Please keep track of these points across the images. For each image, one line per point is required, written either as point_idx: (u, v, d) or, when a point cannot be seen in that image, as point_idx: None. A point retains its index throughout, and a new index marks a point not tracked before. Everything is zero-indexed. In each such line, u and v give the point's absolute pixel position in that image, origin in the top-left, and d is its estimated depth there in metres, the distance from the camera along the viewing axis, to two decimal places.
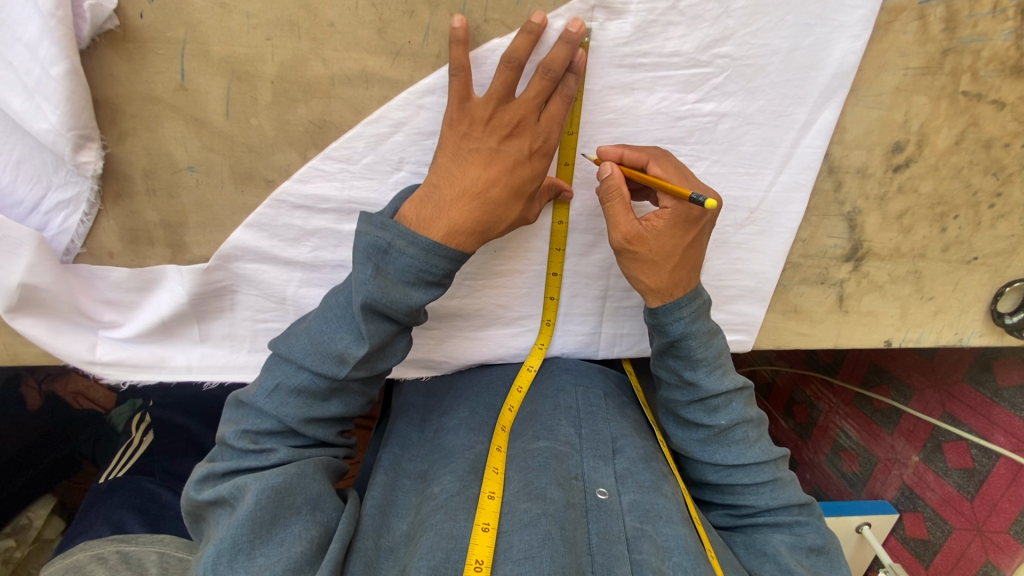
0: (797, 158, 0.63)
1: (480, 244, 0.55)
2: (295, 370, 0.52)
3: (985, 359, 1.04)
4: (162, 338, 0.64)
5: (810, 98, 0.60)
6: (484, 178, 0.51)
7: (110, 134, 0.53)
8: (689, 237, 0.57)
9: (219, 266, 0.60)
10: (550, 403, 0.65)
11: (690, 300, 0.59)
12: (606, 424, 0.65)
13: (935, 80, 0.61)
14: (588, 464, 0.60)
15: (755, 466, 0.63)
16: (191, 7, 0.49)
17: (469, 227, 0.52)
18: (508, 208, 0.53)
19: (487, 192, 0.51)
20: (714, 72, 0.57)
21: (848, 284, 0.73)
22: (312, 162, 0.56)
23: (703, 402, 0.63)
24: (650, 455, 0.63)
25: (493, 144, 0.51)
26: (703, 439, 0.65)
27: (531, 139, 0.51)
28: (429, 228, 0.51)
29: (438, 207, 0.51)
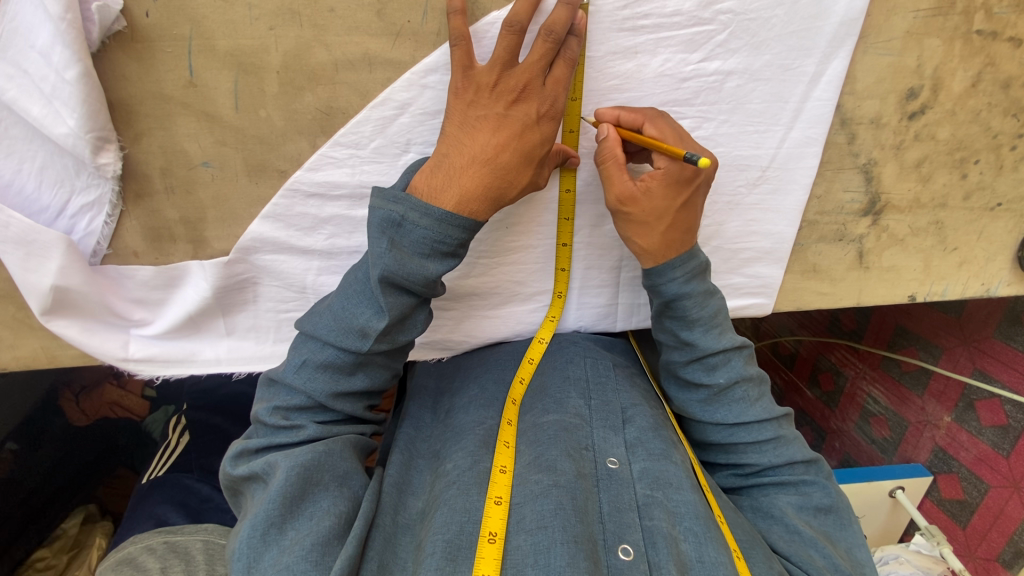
0: (807, 111, 0.62)
1: (494, 211, 0.55)
2: (321, 346, 0.54)
3: (1014, 313, 1.02)
4: (190, 332, 0.65)
5: (817, 49, 0.59)
6: (494, 144, 0.51)
7: (127, 135, 0.54)
8: (681, 197, 0.57)
9: (240, 258, 0.61)
10: (560, 376, 0.66)
11: (685, 260, 0.59)
12: (616, 393, 0.65)
13: (947, 21, 0.59)
14: (597, 435, 0.60)
15: (757, 425, 0.63)
16: (194, 3, 0.50)
17: (482, 193, 0.52)
18: (519, 173, 0.53)
19: (497, 158, 0.51)
20: (717, 29, 0.57)
21: (867, 239, 0.72)
22: (323, 149, 0.57)
23: (701, 361, 0.63)
24: (660, 424, 0.63)
25: (500, 109, 0.51)
26: (704, 400, 0.64)
27: (537, 103, 0.51)
28: (442, 196, 0.51)
29: (452, 174, 0.52)
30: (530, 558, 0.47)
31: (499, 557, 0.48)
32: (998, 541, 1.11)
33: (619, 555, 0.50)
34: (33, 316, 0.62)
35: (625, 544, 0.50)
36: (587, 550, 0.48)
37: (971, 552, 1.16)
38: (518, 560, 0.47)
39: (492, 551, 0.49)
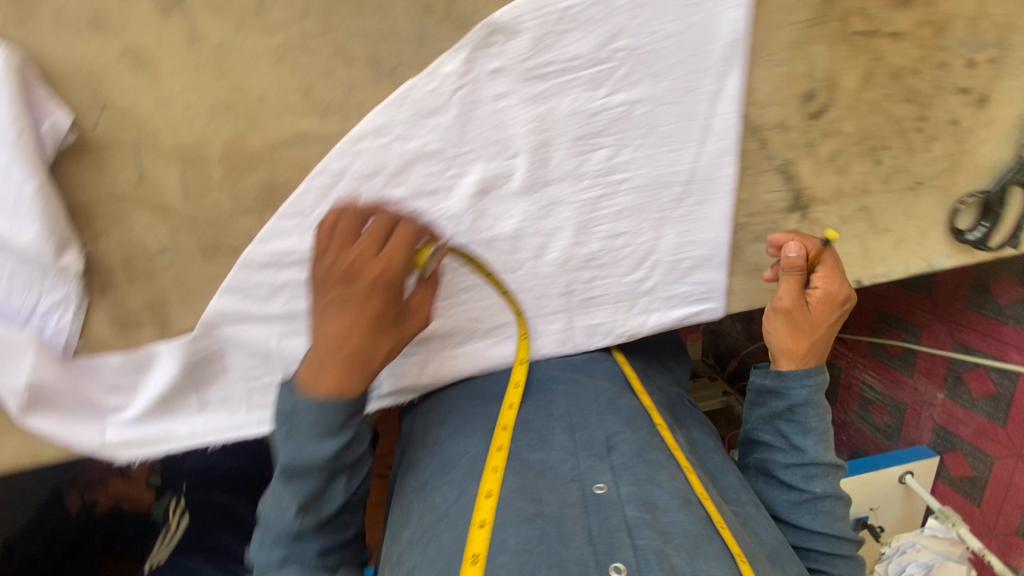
0: (715, 126, 0.67)
1: (369, 379, 0.60)
2: (270, 522, 0.60)
3: (981, 282, 1.02)
4: (165, 412, 0.68)
5: (712, 70, 0.64)
6: (341, 333, 0.57)
7: (87, 234, 0.59)
8: (834, 314, 0.71)
9: (205, 333, 0.64)
10: (543, 413, 0.69)
11: (817, 371, 0.72)
12: (598, 423, 0.68)
13: (827, 29, 0.65)
14: (585, 465, 0.63)
15: (835, 539, 0.72)
16: (137, 110, 0.55)
17: (343, 374, 0.58)
18: (373, 346, 0.59)
19: (346, 342, 0.57)
20: (616, 66, 0.62)
21: (801, 233, 0.75)
22: (270, 222, 0.61)
23: (801, 467, 0.72)
24: (644, 448, 0.65)
25: (337, 299, 0.57)
26: (793, 501, 0.73)
27: (367, 284, 0.56)
28: (314, 384, 0.58)
29: (318, 361, 0.58)
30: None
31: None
32: (1013, 517, 1.08)
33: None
34: (11, 417, 0.64)
35: (617, 562, 0.53)
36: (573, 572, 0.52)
37: (992, 531, 1.12)
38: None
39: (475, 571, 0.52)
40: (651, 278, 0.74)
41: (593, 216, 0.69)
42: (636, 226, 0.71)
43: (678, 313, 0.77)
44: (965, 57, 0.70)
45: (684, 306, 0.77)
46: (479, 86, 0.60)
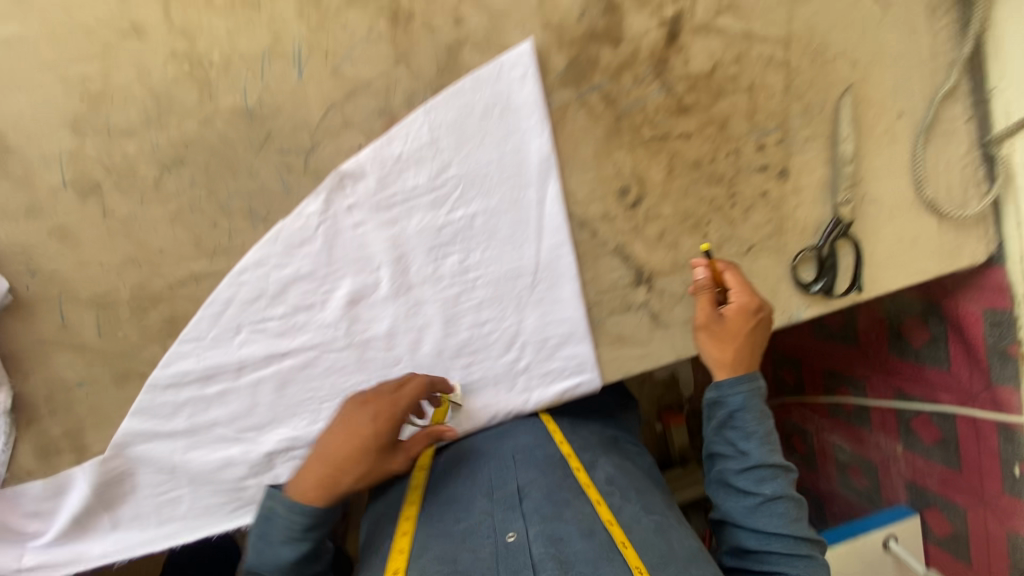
0: (547, 225, 0.79)
1: (337, 497, 0.69)
2: None
3: (895, 328, 1.17)
4: (80, 532, 0.75)
5: (531, 183, 0.78)
6: (332, 445, 0.69)
7: (17, 376, 0.70)
8: (751, 324, 0.77)
9: (115, 454, 0.73)
10: (468, 483, 0.78)
11: (748, 378, 0.77)
12: (513, 477, 0.77)
13: (622, 139, 0.79)
14: (499, 519, 0.71)
15: (793, 540, 0.72)
16: (62, 272, 0.70)
17: (313, 484, 0.68)
18: (367, 459, 0.69)
19: (337, 455, 0.68)
20: (451, 189, 0.76)
21: (653, 303, 0.85)
22: (172, 348, 0.73)
23: (748, 472, 0.75)
24: (553, 489, 0.74)
25: (350, 415, 0.71)
26: (749, 507, 0.74)
27: (375, 410, 0.71)
28: (300, 489, 0.68)
29: (311, 465, 0.69)
30: None
31: None
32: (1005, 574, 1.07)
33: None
34: None
35: None
36: None
37: None
38: None
39: None
40: (523, 359, 0.82)
41: (456, 311, 0.79)
42: (499, 315, 0.81)
43: (556, 389, 0.84)
44: (756, 142, 0.83)
45: (561, 381, 0.84)
46: (338, 221, 0.74)
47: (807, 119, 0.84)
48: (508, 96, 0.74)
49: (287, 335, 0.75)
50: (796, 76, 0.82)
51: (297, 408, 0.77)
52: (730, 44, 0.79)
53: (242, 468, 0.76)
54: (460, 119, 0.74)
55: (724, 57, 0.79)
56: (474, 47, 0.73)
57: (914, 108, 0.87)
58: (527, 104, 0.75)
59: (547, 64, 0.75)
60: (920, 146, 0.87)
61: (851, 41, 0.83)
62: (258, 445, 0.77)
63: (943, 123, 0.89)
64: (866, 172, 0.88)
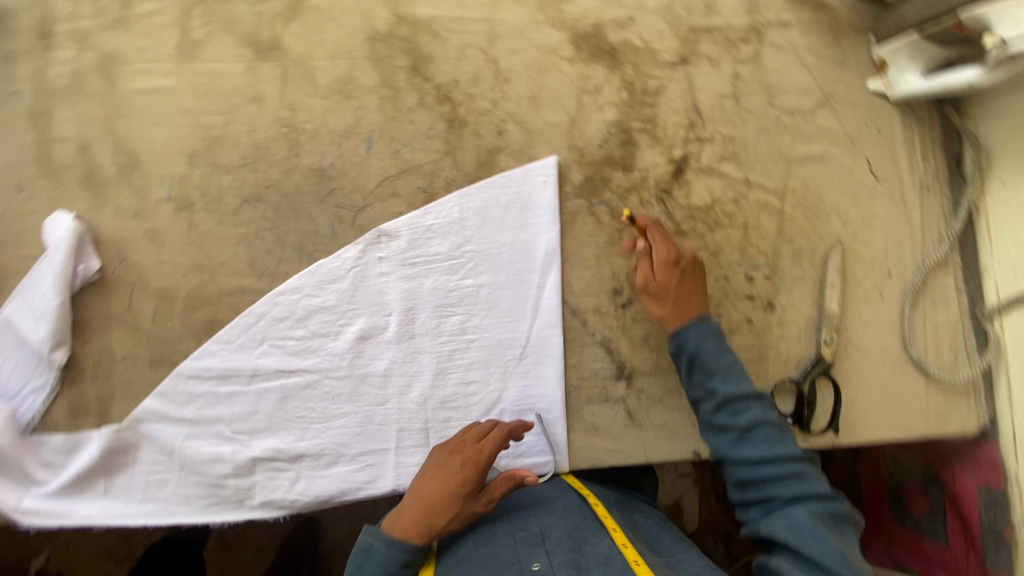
0: (543, 307, 0.89)
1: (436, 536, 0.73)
2: None
3: (897, 490, 1.11)
4: (76, 492, 0.82)
5: (536, 268, 0.89)
6: (429, 486, 0.75)
7: (78, 340, 0.84)
8: (678, 275, 0.82)
9: (129, 426, 0.83)
10: (491, 527, 0.79)
11: (698, 324, 0.80)
12: (534, 521, 0.78)
13: (622, 247, 0.91)
14: (524, 552, 0.72)
15: (778, 460, 0.74)
16: (143, 265, 0.86)
17: (415, 523, 0.72)
18: (460, 501, 0.74)
19: (432, 496, 0.74)
20: (467, 261, 0.89)
21: (630, 399, 0.90)
22: (204, 345, 0.85)
23: (695, 379, 0.80)
24: (574, 530, 0.76)
25: (440, 460, 0.78)
26: (734, 441, 0.77)
27: (462, 454, 0.78)
28: (397, 527, 0.72)
29: (405, 509, 0.74)
30: None
31: None
32: None
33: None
34: None
35: None
36: None
37: None
38: None
39: None
40: None
41: (448, 366, 0.88)
42: (486, 378, 0.88)
43: (524, 463, 0.88)
44: (745, 273, 0.92)
45: (531, 455, 0.88)
46: (367, 268, 0.88)
47: (795, 262, 0.93)
48: (529, 197, 0.90)
49: (299, 355, 0.86)
50: (788, 222, 0.93)
51: (290, 423, 0.86)
52: (728, 187, 0.93)
53: (226, 467, 0.84)
54: (487, 207, 0.89)
55: (722, 195, 0.93)
56: (512, 154, 0.91)
57: (902, 271, 0.94)
58: (543, 205, 0.90)
59: (568, 176, 0.91)
60: (908, 308, 0.93)
61: (842, 203, 0.94)
62: (247, 449, 0.84)
63: (934, 291, 0.94)
64: (851, 321, 0.93)
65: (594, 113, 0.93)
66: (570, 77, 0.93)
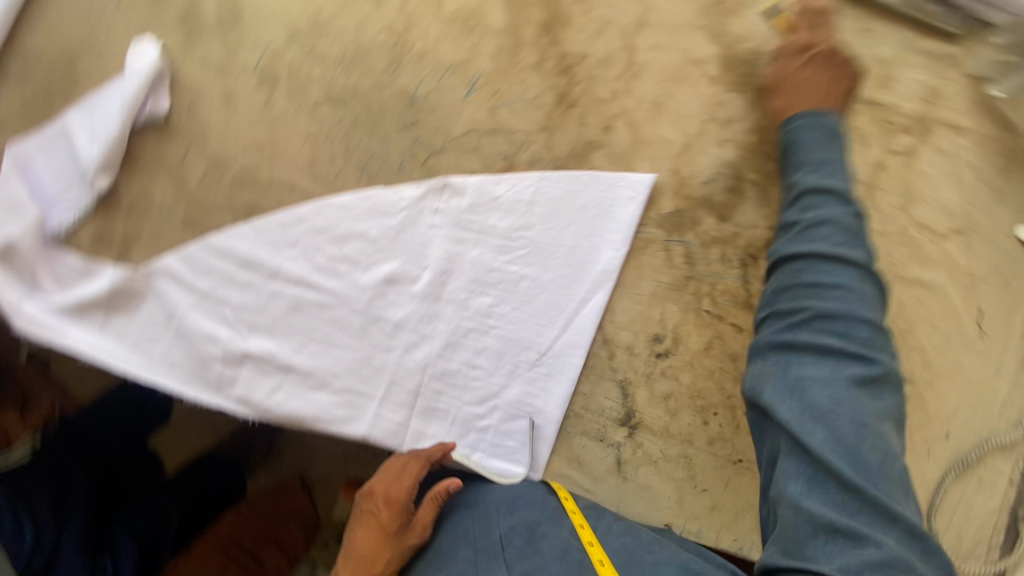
0: (577, 323, 0.84)
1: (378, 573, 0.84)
2: None
3: None
4: (75, 317, 0.80)
5: (587, 281, 0.83)
6: (361, 541, 0.85)
7: (123, 173, 0.83)
8: (805, 61, 0.79)
9: (145, 275, 0.82)
10: (452, 537, 0.81)
11: (816, 120, 0.75)
12: (493, 526, 0.79)
13: (681, 296, 0.84)
14: (483, 567, 0.74)
15: (839, 266, 0.64)
16: (209, 124, 0.84)
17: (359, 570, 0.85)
18: (385, 543, 0.84)
19: (365, 549, 0.85)
20: (520, 246, 0.83)
21: (625, 449, 0.86)
22: (238, 226, 0.83)
23: (791, 168, 0.74)
24: (532, 526, 0.77)
25: (361, 506, 0.89)
26: (795, 235, 0.68)
27: (379, 496, 0.86)
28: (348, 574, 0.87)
29: (348, 560, 0.87)
30: None
31: None
32: None
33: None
34: None
35: None
36: None
37: None
38: None
39: None
40: (487, 419, 0.85)
41: (461, 341, 0.85)
42: (492, 369, 0.85)
43: (495, 465, 0.86)
44: None
45: (505, 460, 0.86)
46: (420, 214, 0.84)
47: None
48: (609, 207, 0.83)
49: (324, 273, 0.83)
50: None
51: (292, 333, 0.84)
52: None
53: (218, 350, 0.82)
54: (563, 200, 0.83)
55: None
56: (610, 155, 0.83)
57: (962, 438, 0.85)
58: (621, 221, 0.82)
59: (658, 201, 0.84)
60: (947, 480, 0.84)
61: (931, 342, 0.84)
62: (243, 341, 0.83)
63: (982, 472, 0.85)
64: None
65: (713, 145, 0.84)
66: (704, 98, 0.84)
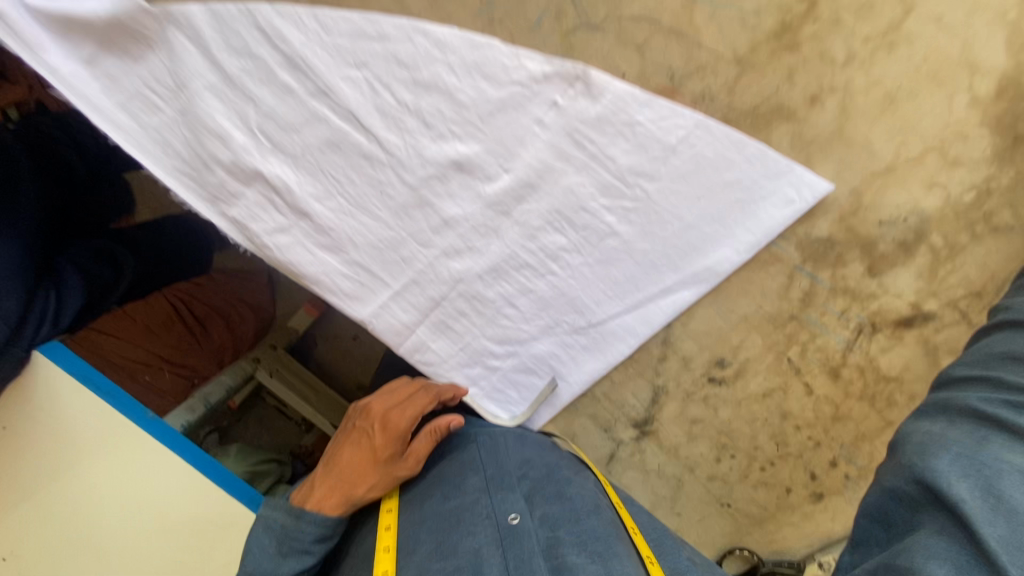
0: (647, 310, 0.70)
1: (349, 501, 0.63)
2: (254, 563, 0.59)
3: None
4: (59, 34, 0.60)
5: (682, 271, 0.68)
6: (339, 453, 0.66)
7: None
8: None
9: (159, 18, 0.60)
10: (457, 466, 0.70)
11: None
12: (507, 458, 0.69)
13: (773, 332, 0.70)
14: (499, 498, 0.63)
15: None
16: None
17: (327, 488, 0.63)
18: (373, 459, 0.65)
19: (342, 460, 0.65)
20: (630, 196, 0.65)
21: (624, 448, 0.78)
22: (300, 9, 0.60)
23: None
24: (553, 468, 0.69)
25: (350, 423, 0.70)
26: None
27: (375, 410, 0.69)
28: (305, 496, 0.63)
29: (311, 482, 0.65)
30: None
31: None
32: None
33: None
34: None
35: None
36: None
37: None
38: None
39: None
40: (500, 361, 0.74)
41: (509, 271, 0.70)
42: (529, 315, 0.72)
43: (482, 403, 0.77)
44: (837, 456, 0.75)
45: (498, 408, 0.77)
46: (530, 101, 0.63)
47: None
48: (756, 199, 0.64)
49: (385, 120, 0.64)
50: None
51: (320, 174, 0.67)
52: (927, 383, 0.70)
53: (225, 153, 0.65)
54: (709, 166, 0.64)
55: (911, 384, 0.71)
56: (795, 136, 0.63)
57: None
58: (761, 222, 0.65)
59: (814, 219, 0.66)
60: None
61: None
62: (259, 159, 0.66)
63: None
64: None
65: (918, 183, 0.64)
66: (949, 116, 0.61)
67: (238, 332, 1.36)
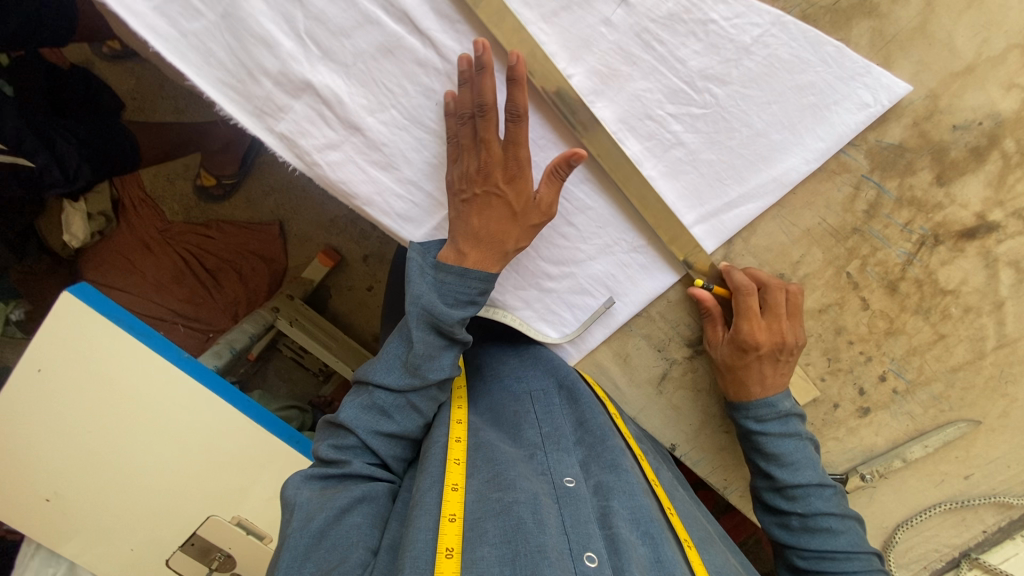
0: (715, 224, 0.68)
1: (527, 228, 0.66)
2: (353, 422, 0.68)
3: None
4: None
5: (747, 184, 0.66)
6: (479, 216, 0.65)
7: None
8: None
9: None
10: (512, 410, 0.77)
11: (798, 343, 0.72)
12: (561, 418, 0.76)
13: (834, 246, 0.70)
14: (554, 460, 0.69)
15: (816, 483, 0.74)
16: None
17: (493, 230, 0.65)
18: (523, 186, 0.64)
19: (498, 188, 0.64)
20: (698, 102, 0.63)
21: (676, 367, 0.78)
22: None
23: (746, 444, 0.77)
24: (609, 434, 0.73)
25: (459, 186, 0.65)
26: (790, 524, 0.76)
27: (490, 150, 0.62)
28: (458, 260, 0.67)
29: (462, 241, 0.66)
30: (495, 567, 0.53)
31: (459, 565, 0.54)
32: None
33: (586, 562, 0.55)
34: None
35: (591, 551, 0.56)
36: (550, 555, 0.54)
37: None
38: (483, 566, 0.53)
39: (451, 563, 0.54)
40: (555, 283, 0.73)
41: (569, 188, 0.68)
42: (587, 234, 0.70)
43: (531, 324, 0.75)
44: (887, 370, 0.76)
45: (551, 331, 0.76)
46: None
47: (927, 404, 0.78)
48: (829, 104, 0.62)
49: (441, 21, 0.60)
50: (971, 370, 0.75)
51: (372, 84, 0.63)
52: (983, 294, 0.71)
53: (271, 61, 0.62)
54: (784, 68, 0.61)
55: (967, 295, 0.71)
56: (875, 34, 0.60)
57: (977, 483, 0.83)
58: (834, 128, 0.63)
59: (887, 124, 0.64)
60: (937, 509, 0.84)
61: None
62: (308, 68, 0.62)
63: (969, 513, 0.86)
64: (890, 479, 0.84)
65: (998, 83, 0.61)
66: None
67: (250, 284, 1.49)
